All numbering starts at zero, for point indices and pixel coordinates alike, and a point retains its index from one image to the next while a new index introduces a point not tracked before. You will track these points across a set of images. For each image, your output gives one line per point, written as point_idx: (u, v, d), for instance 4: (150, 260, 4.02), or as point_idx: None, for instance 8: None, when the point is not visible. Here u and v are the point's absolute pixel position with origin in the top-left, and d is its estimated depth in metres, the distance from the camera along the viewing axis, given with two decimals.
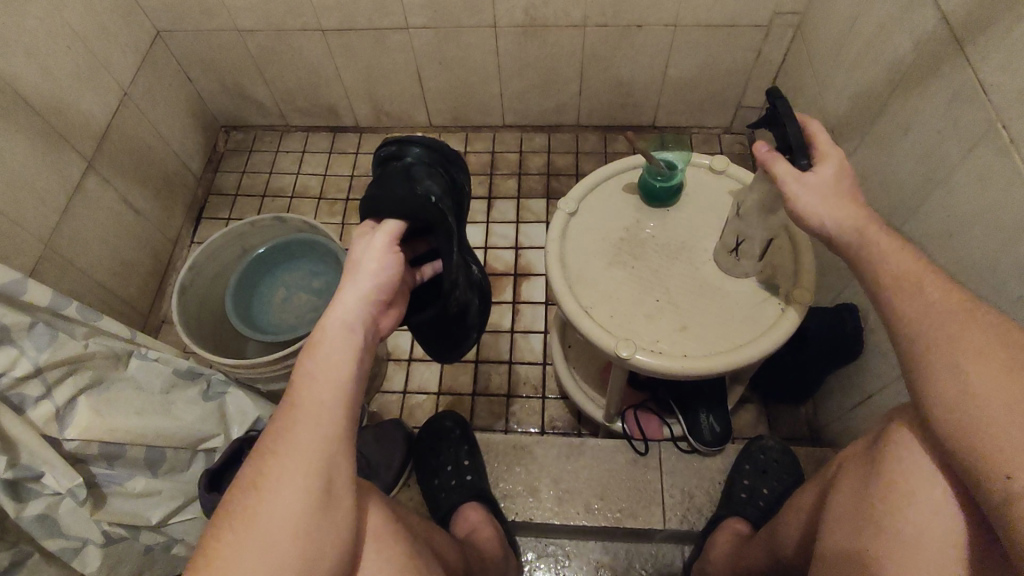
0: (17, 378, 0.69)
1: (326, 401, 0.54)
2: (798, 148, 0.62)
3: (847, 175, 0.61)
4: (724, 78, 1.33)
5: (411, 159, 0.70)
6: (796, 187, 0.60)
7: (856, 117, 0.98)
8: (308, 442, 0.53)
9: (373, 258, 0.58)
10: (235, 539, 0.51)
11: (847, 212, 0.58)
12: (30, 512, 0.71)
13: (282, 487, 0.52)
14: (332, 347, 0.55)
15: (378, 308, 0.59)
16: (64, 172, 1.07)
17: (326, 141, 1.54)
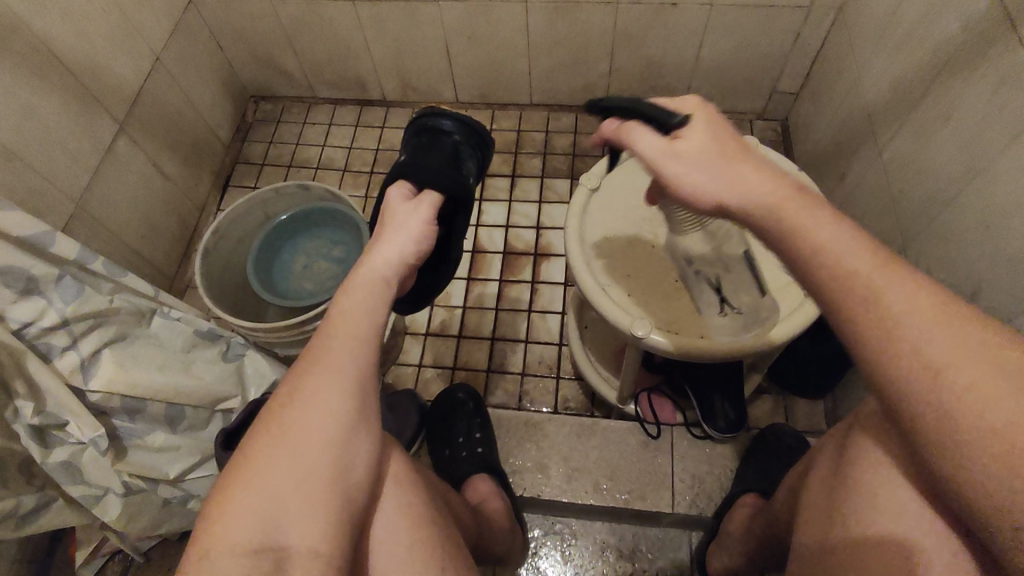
0: (44, 328, 0.71)
1: (363, 329, 0.54)
2: (661, 118, 0.55)
3: (726, 137, 0.54)
4: (760, 61, 1.29)
5: (451, 140, 0.72)
6: (670, 161, 0.53)
7: (896, 103, 0.94)
8: (344, 366, 0.53)
9: (413, 223, 0.60)
10: (262, 463, 0.50)
11: (737, 175, 0.51)
12: (56, 458, 0.75)
13: (308, 423, 0.51)
14: (365, 286, 0.55)
15: (414, 266, 0.59)
16: (95, 133, 1.09)
17: (354, 114, 1.54)
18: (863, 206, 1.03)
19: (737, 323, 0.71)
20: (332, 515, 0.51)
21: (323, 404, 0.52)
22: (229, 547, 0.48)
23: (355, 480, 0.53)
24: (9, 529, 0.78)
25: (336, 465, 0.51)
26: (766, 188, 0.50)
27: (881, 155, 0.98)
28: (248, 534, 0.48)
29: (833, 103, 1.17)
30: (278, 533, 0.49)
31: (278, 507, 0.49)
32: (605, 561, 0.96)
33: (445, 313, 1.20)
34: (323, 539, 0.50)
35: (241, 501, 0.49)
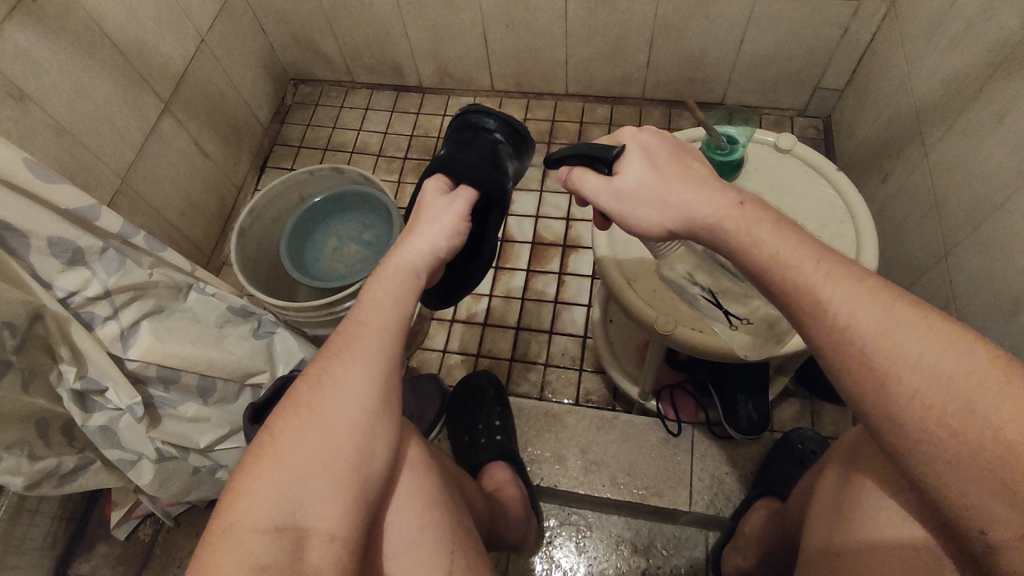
0: (88, 297, 0.74)
1: (392, 320, 0.55)
2: (599, 156, 0.56)
3: (667, 158, 0.55)
4: (804, 56, 1.25)
5: (492, 137, 0.65)
6: (619, 203, 0.55)
7: (947, 104, 0.91)
8: (372, 355, 0.54)
9: (444, 225, 0.56)
10: (288, 444, 0.52)
11: (677, 204, 0.53)
12: (94, 421, 0.79)
13: (333, 407, 0.53)
14: (394, 276, 0.55)
15: (444, 261, 0.57)
16: (141, 111, 1.13)
17: (390, 100, 1.55)
18: (905, 210, 1.00)
19: (753, 335, 0.66)
20: (351, 498, 0.52)
21: (349, 390, 0.53)
22: (250, 523, 0.49)
23: (374, 467, 0.54)
24: (51, 486, 0.82)
25: (358, 451, 0.53)
26: (707, 209, 0.52)
27: (928, 157, 0.95)
28: (269, 512, 0.49)
29: (880, 102, 1.13)
30: (298, 512, 0.50)
31: (300, 488, 0.51)
32: (618, 556, 0.95)
33: (471, 301, 1.21)
34: (340, 521, 0.51)
35: (265, 479, 0.50)
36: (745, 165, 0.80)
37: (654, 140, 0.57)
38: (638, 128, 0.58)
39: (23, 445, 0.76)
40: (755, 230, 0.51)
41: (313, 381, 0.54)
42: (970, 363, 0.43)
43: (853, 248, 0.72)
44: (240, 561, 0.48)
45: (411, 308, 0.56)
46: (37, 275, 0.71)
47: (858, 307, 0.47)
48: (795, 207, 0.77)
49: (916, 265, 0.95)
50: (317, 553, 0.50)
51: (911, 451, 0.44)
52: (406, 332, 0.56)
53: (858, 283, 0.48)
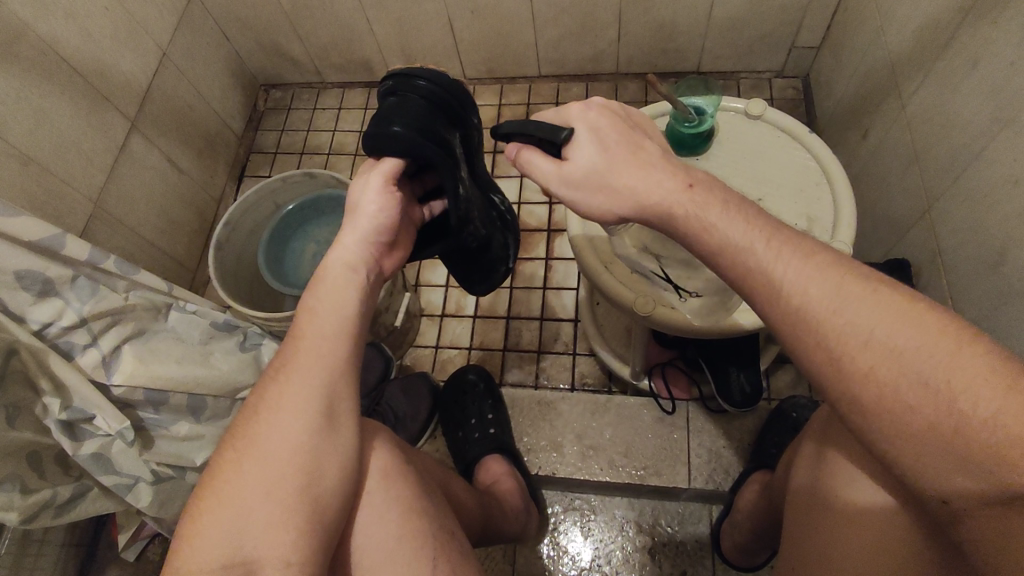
0: (64, 327, 0.74)
1: (330, 328, 0.55)
2: (547, 139, 0.54)
3: (616, 136, 0.54)
4: (776, 16, 1.23)
5: (422, 88, 0.58)
6: (564, 188, 0.54)
7: (921, 52, 0.88)
8: (309, 371, 0.54)
9: (371, 203, 0.56)
10: (230, 474, 0.52)
11: (625, 189, 0.52)
12: (86, 450, 0.78)
13: (274, 426, 0.53)
14: (332, 281, 0.56)
15: (381, 245, 0.58)
16: (108, 132, 1.11)
17: (362, 97, 1.53)
18: (887, 166, 0.98)
19: (705, 304, 0.67)
20: (301, 522, 0.51)
21: (290, 410, 0.53)
22: (201, 558, 0.49)
23: (326, 486, 0.53)
24: (50, 517, 0.82)
25: (304, 473, 0.52)
26: (659, 194, 0.51)
27: (905, 109, 0.93)
28: (218, 545, 0.50)
29: (855, 56, 1.11)
30: (245, 544, 0.50)
31: (246, 517, 0.51)
32: (625, 536, 0.96)
33: (459, 294, 1.21)
34: (291, 547, 0.51)
35: (213, 512, 0.51)
36: (715, 136, 0.78)
37: (603, 117, 0.55)
38: (585, 104, 0.55)
39: (13, 479, 0.75)
40: (703, 209, 0.51)
41: (255, 407, 0.54)
42: (927, 334, 0.43)
43: (830, 212, 0.71)
44: None
45: (349, 314, 0.56)
46: (9, 310, 0.70)
47: (807, 283, 0.47)
48: (769, 174, 0.75)
49: (899, 221, 0.94)
50: None
51: (879, 419, 0.44)
52: (348, 339, 0.56)
53: (808, 259, 0.48)
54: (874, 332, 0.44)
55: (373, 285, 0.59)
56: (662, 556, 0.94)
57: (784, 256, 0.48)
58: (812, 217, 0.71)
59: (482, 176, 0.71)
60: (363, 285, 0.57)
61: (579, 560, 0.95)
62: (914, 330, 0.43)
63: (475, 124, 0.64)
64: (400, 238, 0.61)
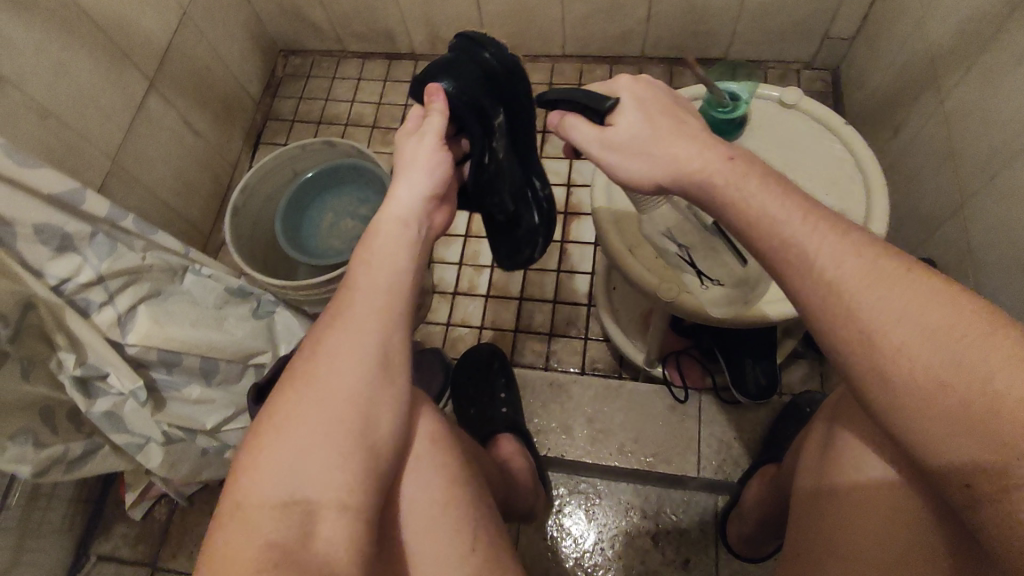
0: (82, 284, 0.73)
1: (386, 277, 0.54)
2: (591, 105, 0.55)
3: (662, 110, 0.54)
4: (811, 4, 1.20)
5: (482, 57, 0.63)
6: (607, 152, 0.55)
7: (962, 47, 0.86)
8: (369, 315, 0.53)
9: (423, 157, 0.56)
10: (286, 418, 0.50)
11: (667, 158, 0.52)
12: (98, 407, 0.79)
13: (332, 371, 0.51)
14: (389, 229, 0.55)
15: (436, 197, 0.57)
16: (127, 89, 1.10)
17: (383, 68, 1.51)
18: (918, 163, 0.96)
19: (727, 295, 0.68)
20: (358, 469, 0.50)
21: (347, 356, 0.52)
22: (259, 498, 0.48)
23: (382, 436, 0.52)
24: (61, 472, 0.82)
25: (360, 420, 0.51)
26: (698, 162, 0.51)
27: (941, 106, 0.91)
28: (274, 486, 0.48)
29: (890, 49, 1.09)
30: (303, 485, 0.49)
31: (303, 460, 0.49)
32: (628, 521, 0.96)
33: (473, 272, 1.20)
34: (349, 491, 0.50)
35: (270, 456, 0.49)
36: (748, 122, 0.77)
37: (649, 90, 0.55)
38: (633, 77, 0.56)
39: (27, 432, 0.76)
40: (739, 190, 0.50)
41: (311, 351, 0.53)
42: (955, 315, 0.42)
43: (862, 205, 0.70)
44: (250, 541, 0.47)
45: (406, 266, 0.54)
46: (27, 264, 0.70)
47: (842, 261, 0.45)
48: (802, 164, 0.74)
49: (928, 220, 0.92)
50: (328, 524, 0.48)
51: (900, 416, 0.43)
52: (404, 290, 0.54)
53: (846, 244, 0.46)
54: (901, 315, 0.43)
55: (426, 240, 0.57)
56: (665, 543, 0.94)
57: (821, 234, 0.47)
58: (844, 210, 0.70)
59: (525, 147, 0.70)
60: (416, 238, 0.56)
61: (583, 543, 0.96)
62: (946, 311, 0.42)
63: (529, 97, 0.66)
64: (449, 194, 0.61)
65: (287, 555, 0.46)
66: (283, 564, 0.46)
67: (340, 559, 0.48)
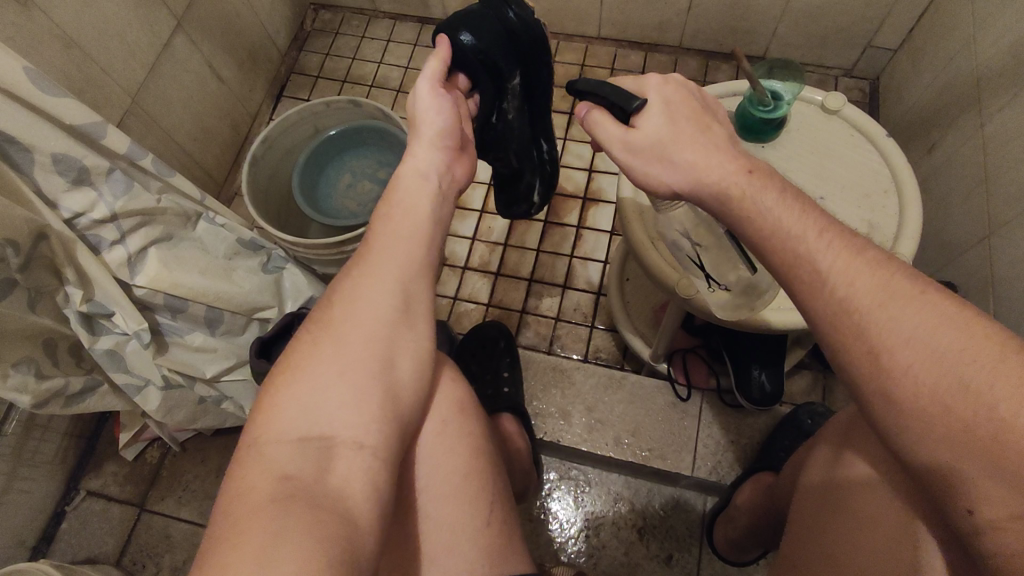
0: (95, 220, 0.73)
1: (407, 224, 0.54)
2: (619, 103, 0.52)
3: (687, 112, 0.52)
4: (859, 10, 1.16)
5: (505, 14, 0.61)
6: (628, 155, 0.53)
7: (1013, 69, 0.84)
8: (393, 257, 0.53)
9: (429, 108, 0.57)
10: (308, 354, 0.50)
11: (683, 163, 0.50)
12: (101, 345, 0.79)
13: (354, 309, 0.51)
14: (411, 181, 0.56)
15: (451, 147, 0.58)
16: (153, 27, 1.08)
17: (413, 32, 1.48)
18: (950, 184, 0.94)
19: (733, 299, 0.66)
20: (379, 409, 0.49)
21: (367, 297, 0.51)
22: (278, 432, 0.47)
23: (401, 379, 0.51)
24: (59, 406, 0.82)
25: (380, 361, 0.50)
26: (717, 172, 0.49)
27: (983, 129, 0.88)
28: (293, 422, 0.47)
29: (936, 65, 1.06)
30: (322, 420, 0.47)
31: (322, 396, 0.48)
32: (617, 512, 0.97)
33: (485, 249, 1.19)
34: (369, 429, 0.48)
35: (289, 391, 0.48)
36: (786, 124, 0.75)
37: (678, 92, 0.53)
38: (664, 76, 0.54)
39: (29, 362, 0.76)
40: (759, 195, 0.48)
41: (330, 295, 0.53)
42: (966, 339, 0.40)
43: (893, 222, 0.68)
44: (267, 470, 0.45)
45: (426, 215, 0.55)
46: (43, 194, 0.69)
47: (857, 277, 0.44)
48: (836, 173, 0.72)
49: (953, 244, 0.91)
50: (347, 457, 0.47)
51: None
52: (426, 238, 0.54)
53: (881, 257, 0.45)
54: (915, 333, 0.41)
55: (445, 192, 0.58)
56: (650, 537, 0.95)
57: (851, 247, 0.46)
58: (874, 225, 0.68)
59: (539, 113, 0.70)
60: (434, 191, 0.56)
61: (568, 528, 0.96)
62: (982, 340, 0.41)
63: (547, 58, 0.65)
64: (467, 153, 0.61)
65: (304, 487, 0.44)
66: (301, 494, 0.44)
67: (359, 497, 0.46)
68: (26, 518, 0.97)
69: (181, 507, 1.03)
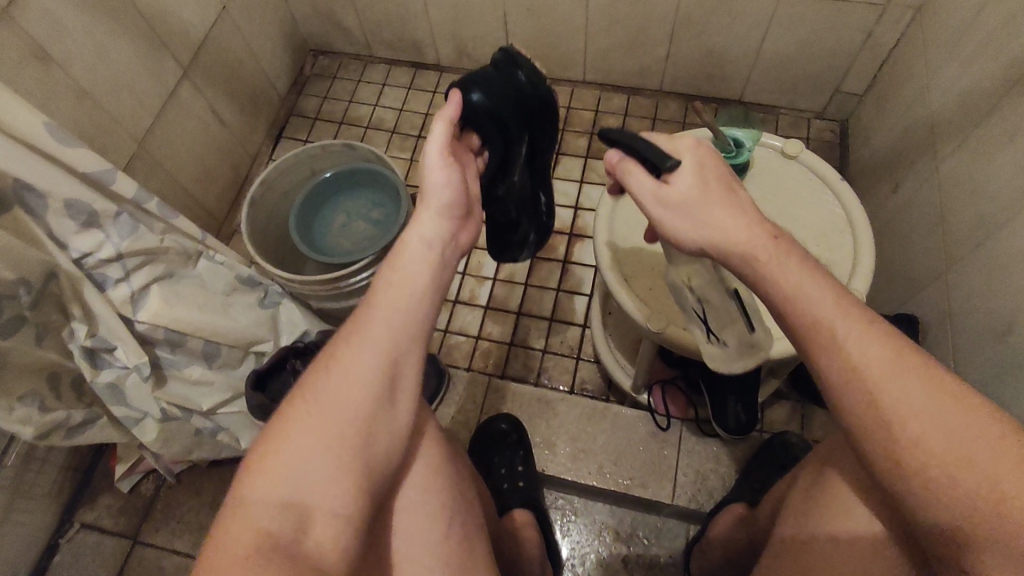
0: (101, 260, 0.77)
1: (402, 298, 0.56)
2: (654, 160, 0.55)
3: (717, 176, 0.55)
4: (825, 59, 1.24)
5: (516, 76, 0.68)
6: (661, 207, 0.55)
7: (961, 117, 0.90)
8: (386, 333, 0.55)
9: (439, 174, 0.59)
10: (297, 421, 0.53)
11: (715, 226, 0.53)
12: (103, 379, 0.82)
13: (345, 381, 0.54)
14: (412, 251, 0.58)
15: (455, 214, 0.61)
16: (161, 76, 1.14)
17: (407, 77, 1.56)
18: (914, 221, 0.99)
19: (726, 354, 0.65)
20: (357, 479, 0.53)
21: (359, 369, 0.54)
22: (262, 495, 0.50)
23: (379, 449, 0.55)
24: (59, 438, 0.85)
25: (363, 434, 0.53)
26: (741, 237, 0.52)
27: (938, 170, 0.94)
28: (277, 488, 0.50)
29: (897, 110, 1.13)
30: (304, 488, 0.51)
31: (305, 462, 0.51)
32: (601, 541, 0.99)
33: (475, 283, 1.23)
34: (345, 500, 0.52)
35: (275, 456, 0.51)
36: (750, 169, 0.80)
37: (709, 155, 0.56)
38: (696, 140, 0.57)
39: (33, 396, 0.79)
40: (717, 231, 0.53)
41: (324, 360, 0.55)
42: None
43: (851, 259, 0.73)
44: (248, 533, 0.48)
45: (422, 289, 0.57)
46: (54, 236, 0.73)
47: (800, 311, 0.50)
48: (796, 214, 0.77)
49: (917, 277, 0.96)
50: (322, 526, 0.50)
51: None
52: (419, 313, 0.57)
53: (825, 297, 0.50)
54: (850, 373, 0.48)
55: (448, 258, 0.60)
56: (635, 565, 0.97)
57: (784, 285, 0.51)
58: (832, 262, 0.73)
59: (540, 164, 0.76)
60: (436, 260, 0.58)
61: None
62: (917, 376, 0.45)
63: (550, 114, 0.70)
64: (473, 216, 0.63)
65: (282, 551, 0.48)
66: (276, 556, 0.47)
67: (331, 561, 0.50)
68: (20, 553, 0.99)
69: (174, 540, 1.05)
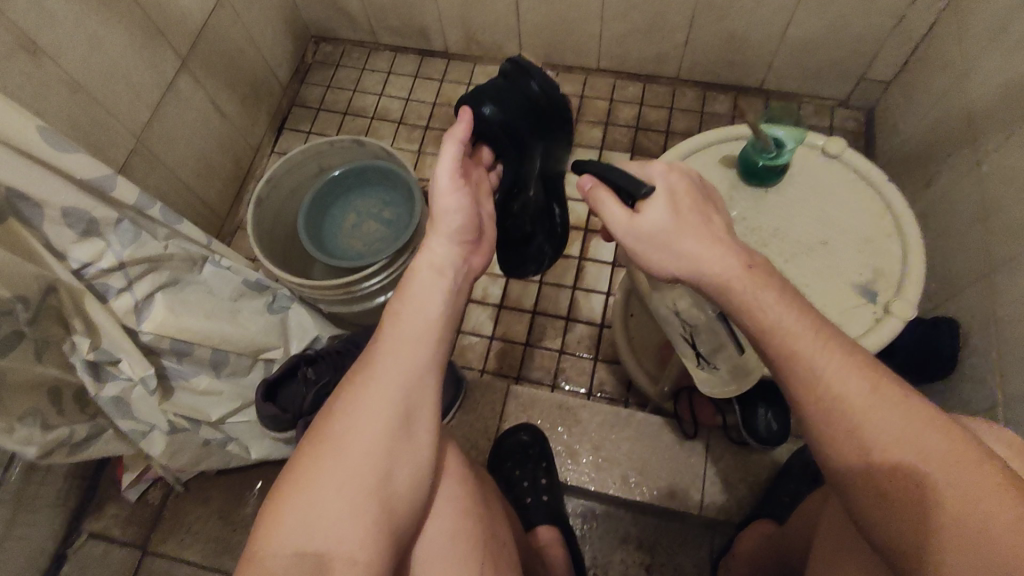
0: (102, 269, 0.72)
1: (413, 329, 0.53)
2: (625, 189, 0.54)
3: (691, 206, 0.53)
4: (852, 45, 1.19)
5: (528, 87, 0.64)
6: (634, 238, 0.53)
7: (1004, 111, 0.86)
8: (397, 366, 0.52)
9: (450, 195, 0.55)
10: (310, 464, 0.50)
11: (686, 257, 0.52)
12: (107, 392, 0.78)
13: (357, 419, 0.51)
14: (423, 278, 0.54)
15: (469, 236, 0.56)
16: (158, 68, 1.09)
17: (413, 65, 1.50)
18: (950, 220, 0.95)
19: (718, 379, 0.65)
20: (374, 522, 0.50)
21: (371, 407, 0.51)
22: (277, 544, 0.48)
23: (397, 487, 0.52)
24: (64, 454, 0.81)
25: (378, 474, 0.51)
26: (716, 268, 0.51)
27: (978, 166, 0.90)
28: (291, 535, 0.48)
29: (929, 100, 1.08)
30: (318, 535, 0.48)
31: (320, 510, 0.49)
32: (624, 551, 0.96)
33: (488, 281, 1.19)
34: (362, 545, 0.49)
35: (288, 503, 0.49)
36: (789, 169, 0.76)
37: (682, 182, 0.54)
38: (668, 165, 0.55)
39: (35, 414, 0.75)
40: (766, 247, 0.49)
41: (336, 399, 0.53)
42: None
43: (896, 266, 0.69)
44: None
45: (435, 317, 0.54)
46: (51, 246, 0.69)
47: None
48: (837, 218, 0.73)
49: (953, 279, 0.92)
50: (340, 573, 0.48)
51: None
52: (432, 343, 0.53)
53: None
54: None
55: (463, 283, 0.57)
56: None
57: None
58: (878, 269, 0.70)
59: (551, 178, 0.74)
60: (450, 286, 0.55)
61: None
62: None
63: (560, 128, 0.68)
64: (485, 239, 0.59)
65: None
66: None
67: None
68: (25, 565, 0.96)
69: (183, 550, 1.02)
